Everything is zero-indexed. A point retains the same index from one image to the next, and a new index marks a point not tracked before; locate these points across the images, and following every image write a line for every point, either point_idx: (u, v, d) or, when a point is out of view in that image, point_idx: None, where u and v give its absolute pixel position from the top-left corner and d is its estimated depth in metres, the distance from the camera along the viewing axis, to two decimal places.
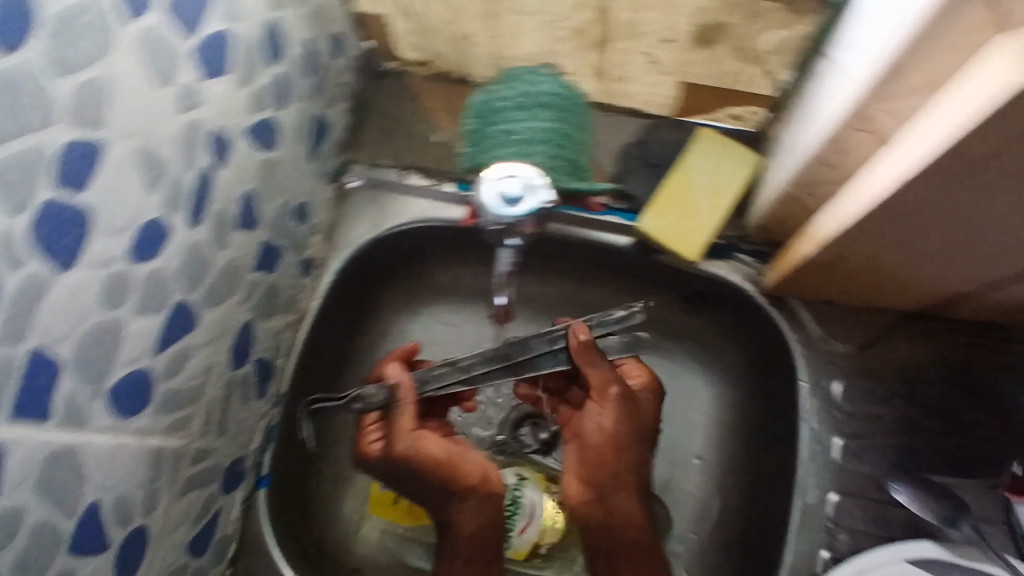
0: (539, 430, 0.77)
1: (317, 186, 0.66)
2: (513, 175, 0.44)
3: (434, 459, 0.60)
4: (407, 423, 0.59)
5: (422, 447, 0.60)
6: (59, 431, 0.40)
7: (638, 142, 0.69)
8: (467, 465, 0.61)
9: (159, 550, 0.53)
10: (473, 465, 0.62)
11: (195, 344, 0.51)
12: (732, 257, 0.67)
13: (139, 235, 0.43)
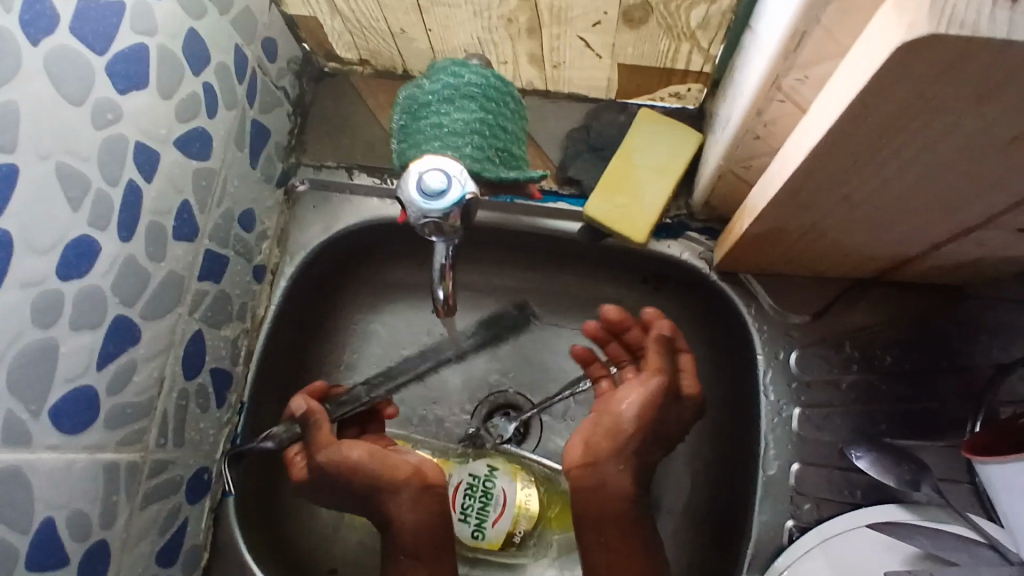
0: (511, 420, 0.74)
1: (262, 193, 0.67)
2: (437, 168, 0.44)
3: (364, 458, 0.62)
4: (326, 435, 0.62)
5: (349, 450, 0.62)
6: (3, 450, 0.41)
7: (582, 127, 0.69)
8: (399, 462, 0.64)
9: (125, 562, 0.53)
10: (403, 462, 0.64)
11: (140, 357, 0.51)
12: (683, 236, 0.67)
13: (68, 253, 0.44)
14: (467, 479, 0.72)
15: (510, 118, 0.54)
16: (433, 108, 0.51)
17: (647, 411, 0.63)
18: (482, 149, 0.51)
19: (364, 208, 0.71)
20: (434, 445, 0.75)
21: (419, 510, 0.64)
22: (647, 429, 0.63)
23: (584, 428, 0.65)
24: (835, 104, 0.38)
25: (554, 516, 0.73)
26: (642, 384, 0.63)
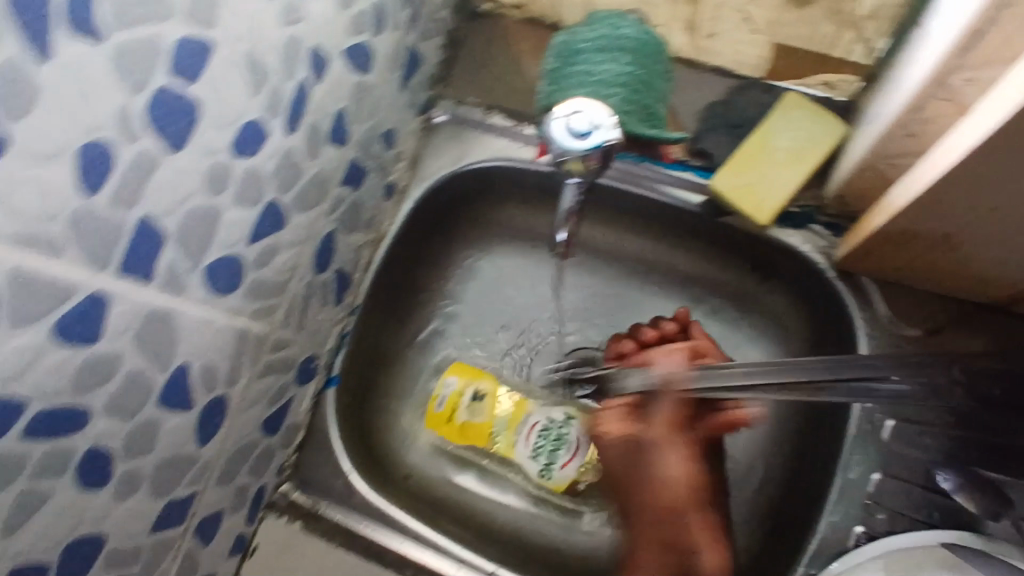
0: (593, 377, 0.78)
1: (405, 117, 0.71)
2: (582, 109, 0.46)
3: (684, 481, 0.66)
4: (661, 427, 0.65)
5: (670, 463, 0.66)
6: (160, 293, 0.46)
7: (724, 102, 0.68)
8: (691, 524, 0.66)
9: (236, 422, 0.59)
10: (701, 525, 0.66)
11: (283, 243, 0.57)
12: (806, 227, 0.66)
13: (242, 133, 0.48)
14: (544, 421, 0.75)
15: (659, 76, 0.54)
16: (586, 56, 0.53)
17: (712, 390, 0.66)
18: (628, 103, 0.52)
19: (496, 148, 0.74)
20: (521, 388, 0.79)
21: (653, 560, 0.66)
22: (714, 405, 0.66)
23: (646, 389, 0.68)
24: (1004, 106, 0.37)
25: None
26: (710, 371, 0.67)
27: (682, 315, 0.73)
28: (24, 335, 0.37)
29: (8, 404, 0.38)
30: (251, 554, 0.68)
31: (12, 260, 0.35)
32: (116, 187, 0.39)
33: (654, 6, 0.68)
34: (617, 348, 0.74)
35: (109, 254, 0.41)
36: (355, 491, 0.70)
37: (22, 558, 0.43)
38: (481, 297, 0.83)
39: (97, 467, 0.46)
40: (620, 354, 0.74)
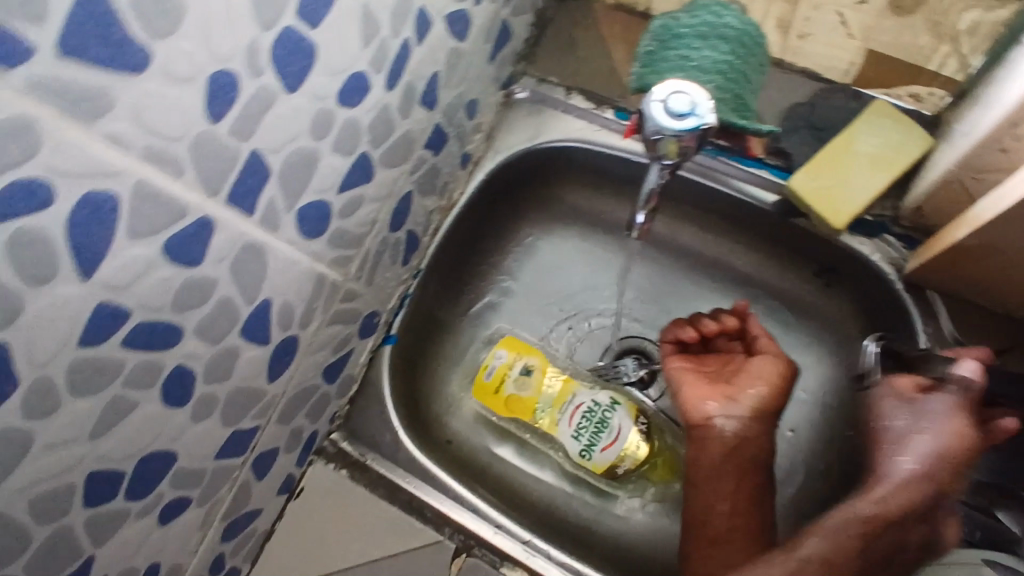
0: (641, 365, 0.80)
1: (489, 89, 0.72)
2: (683, 91, 0.47)
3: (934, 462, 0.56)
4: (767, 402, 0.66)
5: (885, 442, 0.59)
6: (257, 227, 0.47)
7: (808, 102, 0.68)
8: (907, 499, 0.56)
9: (303, 364, 0.61)
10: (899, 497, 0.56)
11: (367, 196, 0.59)
12: (879, 237, 0.66)
13: (347, 83, 0.49)
14: (588, 403, 0.74)
15: (753, 68, 0.55)
16: (684, 41, 0.53)
17: (783, 393, 0.67)
18: (721, 90, 0.53)
19: (573, 129, 0.75)
20: (569, 368, 0.80)
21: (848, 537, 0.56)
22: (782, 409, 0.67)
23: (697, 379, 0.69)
24: None
25: (657, 465, 0.76)
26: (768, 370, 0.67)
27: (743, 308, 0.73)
28: (141, 246, 0.39)
29: (116, 311, 0.40)
30: (296, 496, 0.70)
31: (141, 173, 0.37)
32: (237, 117, 0.41)
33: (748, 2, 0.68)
34: (676, 334, 0.74)
35: (221, 182, 0.42)
36: (401, 447, 0.71)
37: (103, 460, 0.44)
38: (539, 276, 0.84)
39: (181, 385, 0.48)
40: (678, 341, 0.73)
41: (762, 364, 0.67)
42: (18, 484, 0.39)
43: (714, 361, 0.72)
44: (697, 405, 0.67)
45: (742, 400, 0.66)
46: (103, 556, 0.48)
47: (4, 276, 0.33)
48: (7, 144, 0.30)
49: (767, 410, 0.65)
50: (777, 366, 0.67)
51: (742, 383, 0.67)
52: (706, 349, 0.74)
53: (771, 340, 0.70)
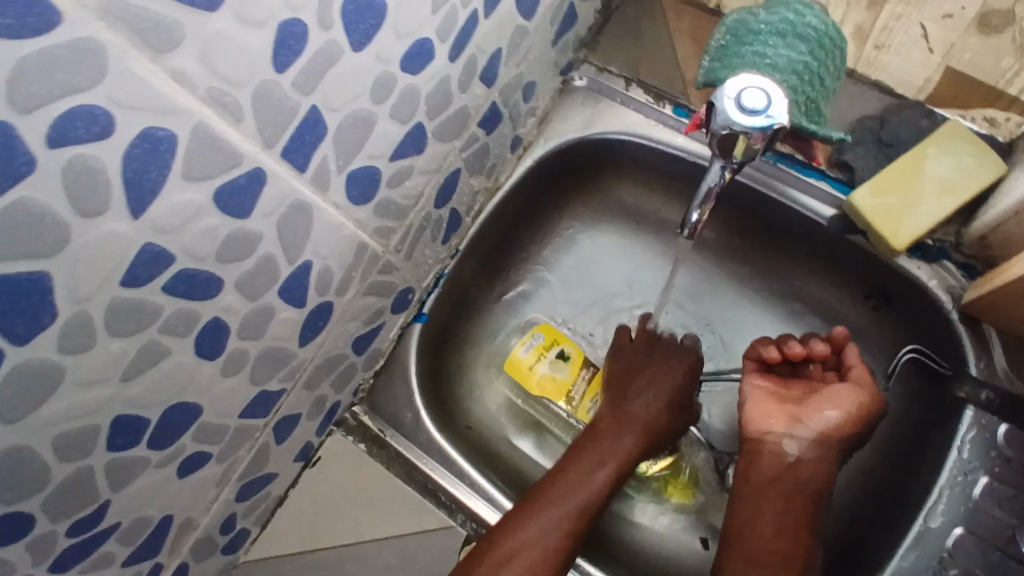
0: None
1: (548, 73, 0.71)
2: (758, 87, 0.45)
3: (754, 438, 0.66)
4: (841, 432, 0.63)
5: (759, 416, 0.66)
6: (307, 186, 0.46)
7: (877, 118, 0.67)
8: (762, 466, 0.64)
9: (335, 331, 0.60)
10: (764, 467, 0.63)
11: (417, 167, 0.58)
12: (937, 263, 0.64)
13: (412, 48, 0.48)
14: None
15: (831, 72, 0.53)
16: (761, 38, 0.52)
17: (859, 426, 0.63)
18: (796, 93, 0.51)
19: (628, 121, 0.73)
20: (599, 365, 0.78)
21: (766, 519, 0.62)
22: (854, 441, 0.63)
23: (767, 393, 0.68)
24: None
25: (675, 479, 0.74)
26: (852, 398, 0.64)
27: (840, 336, 0.68)
28: (191, 191, 0.38)
29: (159, 254, 0.39)
30: (312, 464, 0.69)
31: (201, 115, 0.36)
32: (301, 70, 0.40)
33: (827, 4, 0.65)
34: (759, 352, 0.70)
35: (278, 136, 0.42)
36: (422, 427, 0.70)
37: (129, 405, 0.43)
38: (577, 270, 0.82)
39: (214, 338, 0.46)
40: (761, 358, 0.70)
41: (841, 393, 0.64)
42: (46, 419, 0.38)
43: (797, 385, 0.69)
44: (758, 420, 0.66)
45: (809, 421, 0.64)
46: (120, 503, 0.48)
47: (55, 203, 0.32)
48: (71, 67, 0.30)
49: (835, 439, 0.63)
50: (857, 397, 0.64)
51: (814, 406, 0.65)
52: (793, 372, 0.71)
53: (866, 373, 0.66)
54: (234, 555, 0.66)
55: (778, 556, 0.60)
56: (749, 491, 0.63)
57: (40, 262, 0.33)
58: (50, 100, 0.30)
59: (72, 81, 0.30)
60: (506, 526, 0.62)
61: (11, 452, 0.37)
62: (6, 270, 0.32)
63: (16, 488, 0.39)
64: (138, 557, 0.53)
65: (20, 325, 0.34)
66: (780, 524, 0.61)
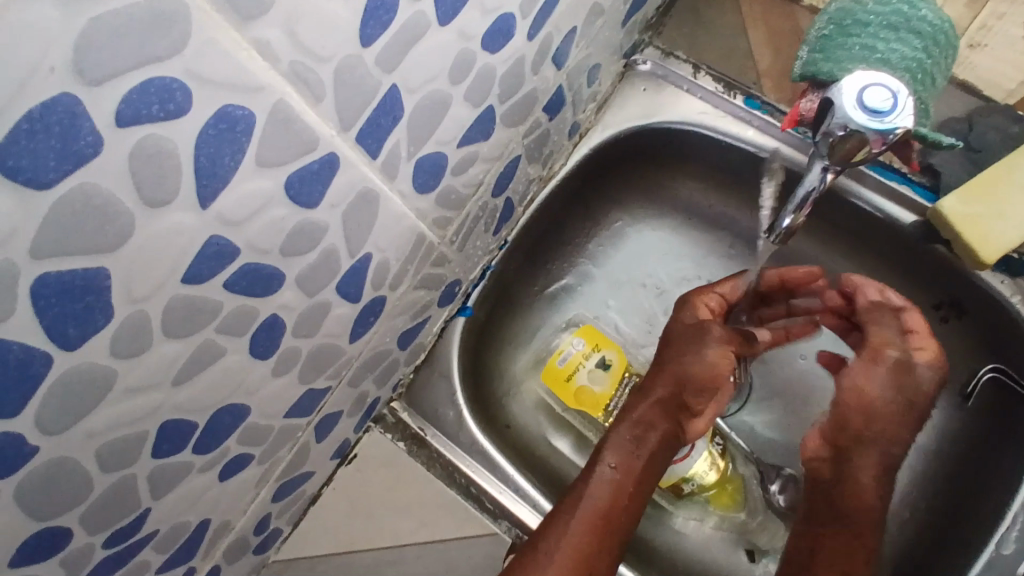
0: None
1: (613, 55, 0.66)
2: (882, 85, 0.41)
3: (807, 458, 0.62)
4: (859, 422, 0.59)
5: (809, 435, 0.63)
6: (376, 173, 0.42)
7: (964, 120, 0.66)
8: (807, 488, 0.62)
9: (384, 326, 0.56)
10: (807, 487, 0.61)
11: (481, 154, 0.54)
12: (1023, 278, 0.60)
13: (495, 24, 0.44)
14: None
15: (941, 70, 0.51)
16: (871, 29, 0.49)
17: (886, 410, 0.59)
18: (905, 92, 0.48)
19: (694, 111, 0.69)
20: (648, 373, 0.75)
21: (801, 540, 0.59)
22: (889, 424, 0.59)
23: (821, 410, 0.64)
24: None
25: (722, 493, 0.70)
26: (865, 373, 0.60)
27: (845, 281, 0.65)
28: (263, 177, 0.34)
29: (224, 248, 0.34)
30: (348, 462, 0.66)
31: (281, 91, 0.32)
32: (386, 45, 0.36)
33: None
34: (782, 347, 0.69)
35: (355, 118, 0.37)
36: (463, 427, 0.67)
37: (178, 410, 0.39)
38: (625, 265, 0.78)
39: (269, 337, 0.43)
40: None
41: (852, 376, 0.61)
42: (92, 428, 0.34)
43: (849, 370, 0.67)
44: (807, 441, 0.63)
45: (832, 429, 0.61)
46: (160, 509, 0.44)
47: (119, 190, 0.28)
48: (147, 31, 0.25)
49: (859, 431, 0.59)
50: (865, 374, 0.60)
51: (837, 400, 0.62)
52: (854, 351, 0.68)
53: (885, 331, 0.61)
54: (265, 555, 0.63)
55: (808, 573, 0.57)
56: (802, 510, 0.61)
57: (99, 257, 0.29)
58: (123, 70, 0.25)
59: (150, 48, 0.25)
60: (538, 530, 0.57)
61: (53, 464, 0.33)
62: (62, 267, 0.28)
63: (56, 501, 0.35)
64: (173, 563, 0.50)
65: (72, 327, 0.30)
66: (818, 529, 0.58)
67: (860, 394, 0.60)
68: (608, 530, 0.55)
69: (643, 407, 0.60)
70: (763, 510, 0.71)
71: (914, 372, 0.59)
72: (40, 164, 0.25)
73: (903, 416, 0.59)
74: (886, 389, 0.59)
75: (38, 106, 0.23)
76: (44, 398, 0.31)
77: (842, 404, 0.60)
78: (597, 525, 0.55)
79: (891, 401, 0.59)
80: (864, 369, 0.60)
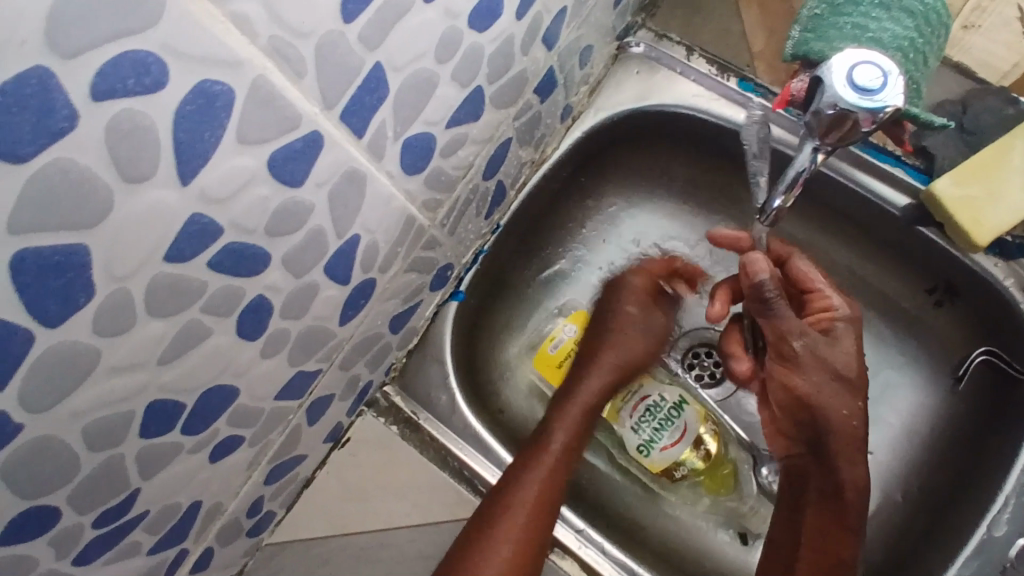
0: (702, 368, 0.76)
1: (605, 37, 0.66)
2: (872, 63, 0.41)
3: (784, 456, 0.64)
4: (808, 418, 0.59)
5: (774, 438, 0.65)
6: (363, 153, 0.42)
7: (961, 103, 0.65)
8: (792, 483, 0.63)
9: (375, 308, 0.56)
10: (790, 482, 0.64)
11: (470, 136, 0.53)
12: (1015, 260, 0.60)
13: (481, 3, 0.44)
14: (654, 397, 0.70)
15: (933, 48, 0.50)
16: (863, 8, 0.48)
17: (817, 398, 0.58)
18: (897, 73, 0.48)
19: (687, 93, 0.68)
20: None
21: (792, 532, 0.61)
22: (828, 407, 0.58)
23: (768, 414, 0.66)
24: None
25: (715, 477, 0.71)
26: (784, 371, 0.59)
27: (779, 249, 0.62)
28: (245, 155, 0.34)
29: (207, 227, 0.34)
30: (341, 446, 0.66)
31: (261, 67, 0.31)
32: (369, 22, 0.36)
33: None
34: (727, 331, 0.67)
35: (339, 96, 0.37)
36: (457, 411, 0.67)
37: (165, 390, 0.39)
38: (618, 249, 0.78)
39: (256, 318, 0.43)
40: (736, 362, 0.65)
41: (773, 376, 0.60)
42: (77, 407, 0.34)
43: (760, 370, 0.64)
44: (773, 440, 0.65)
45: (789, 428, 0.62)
46: (150, 490, 0.44)
47: (97, 166, 0.28)
48: (120, 1, 0.25)
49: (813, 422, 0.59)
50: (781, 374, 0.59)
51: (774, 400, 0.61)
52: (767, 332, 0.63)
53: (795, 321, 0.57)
54: (259, 538, 0.63)
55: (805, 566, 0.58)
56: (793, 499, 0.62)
57: (78, 234, 0.29)
58: (98, 43, 0.25)
59: (125, 21, 0.25)
60: (495, 495, 0.61)
61: (38, 443, 0.34)
62: (40, 243, 0.27)
63: (42, 480, 0.36)
64: (164, 544, 0.50)
65: (53, 304, 0.30)
66: (820, 522, 0.59)
67: (792, 391, 0.59)
68: (545, 517, 0.61)
69: (588, 387, 0.67)
70: (757, 496, 0.71)
71: (814, 351, 0.57)
72: (14, 136, 0.24)
73: (833, 395, 0.58)
74: (806, 380, 0.58)
75: (11, 78, 0.23)
76: (27, 375, 0.31)
77: (782, 403, 0.61)
78: (547, 492, 0.61)
79: (814, 393, 0.58)
80: (782, 373, 0.59)
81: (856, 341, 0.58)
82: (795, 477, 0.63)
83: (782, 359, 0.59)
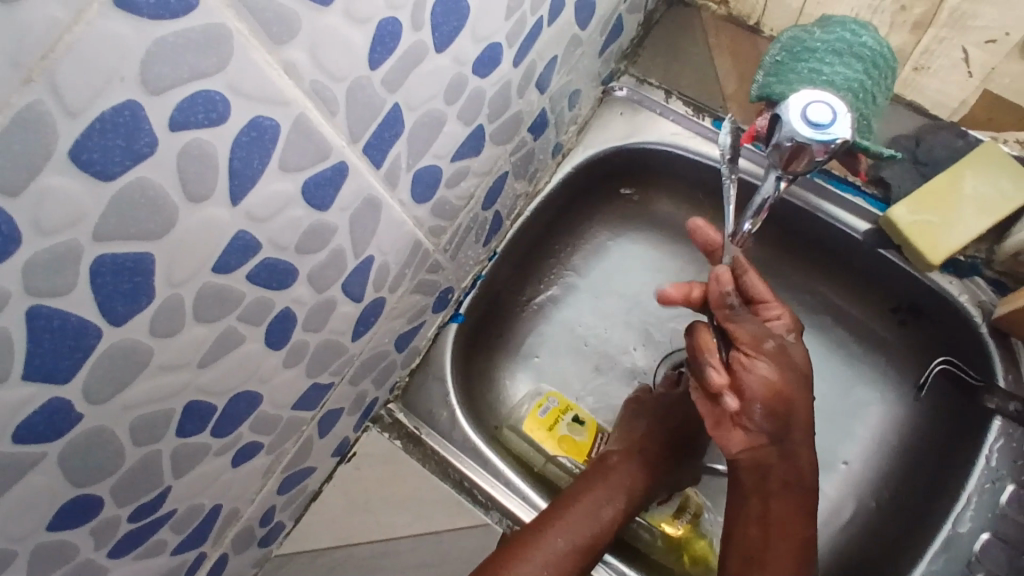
0: None
1: (592, 82, 0.73)
2: (824, 102, 0.48)
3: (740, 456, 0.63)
4: (780, 411, 0.60)
5: (732, 438, 0.63)
6: (380, 182, 0.47)
7: (914, 137, 0.73)
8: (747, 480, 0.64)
9: (384, 326, 0.61)
10: (745, 479, 0.64)
11: (472, 169, 0.59)
12: (968, 278, 0.67)
13: (484, 52, 0.50)
14: None
15: (882, 90, 0.57)
16: (818, 55, 0.55)
17: (787, 388, 0.59)
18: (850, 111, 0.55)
19: (667, 132, 0.75)
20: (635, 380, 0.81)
21: (760, 526, 0.62)
22: (792, 395, 0.60)
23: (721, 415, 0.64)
24: None
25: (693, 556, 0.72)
26: (762, 364, 0.60)
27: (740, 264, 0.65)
28: (285, 180, 0.39)
29: (248, 243, 0.39)
30: (347, 460, 0.70)
31: (303, 106, 0.37)
32: (391, 68, 0.42)
33: (873, 24, 0.71)
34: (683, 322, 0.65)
35: (363, 131, 0.43)
36: (457, 426, 0.71)
37: (202, 391, 0.44)
38: (607, 276, 0.84)
39: (283, 328, 0.47)
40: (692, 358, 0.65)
41: (752, 372, 0.59)
42: (129, 402, 0.39)
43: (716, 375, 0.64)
44: (728, 439, 0.64)
45: (751, 422, 0.61)
46: (179, 489, 0.48)
47: (168, 185, 0.33)
48: (200, 49, 0.30)
49: (781, 414, 0.60)
50: (760, 371, 0.59)
51: (745, 398, 0.60)
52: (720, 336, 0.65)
53: (763, 331, 0.61)
54: (268, 549, 0.67)
55: (783, 556, 0.61)
56: (750, 492, 0.63)
57: (146, 243, 0.34)
58: (180, 82, 0.30)
59: (202, 66, 0.31)
60: (523, 536, 0.62)
61: (93, 432, 0.38)
62: (116, 250, 0.32)
63: (93, 469, 0.40)
64: (185, 546, 0.54)
65: (120, 304, 0.34)
66: (787, 511, 0.62)
67: (769, 387, 0.59)
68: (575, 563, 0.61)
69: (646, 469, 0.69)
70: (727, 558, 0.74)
71: (785, 352, 0.60)
72: (108, 158, 0.29)
73: (802, 390, 0.60)
74: (782, 375, 0.60)
75: (110, 110, 0.28)
76: (91, 369, 0.35)
77: (757, 400, 0.59)
78: (586, 558, 0.62)
79: (789, 388, 0.60)
80: (757, 367, 0.59)
81: (803, 345, 0.63)
82: (752, 473, 0.63)
83: (758, 354, 0.60)
